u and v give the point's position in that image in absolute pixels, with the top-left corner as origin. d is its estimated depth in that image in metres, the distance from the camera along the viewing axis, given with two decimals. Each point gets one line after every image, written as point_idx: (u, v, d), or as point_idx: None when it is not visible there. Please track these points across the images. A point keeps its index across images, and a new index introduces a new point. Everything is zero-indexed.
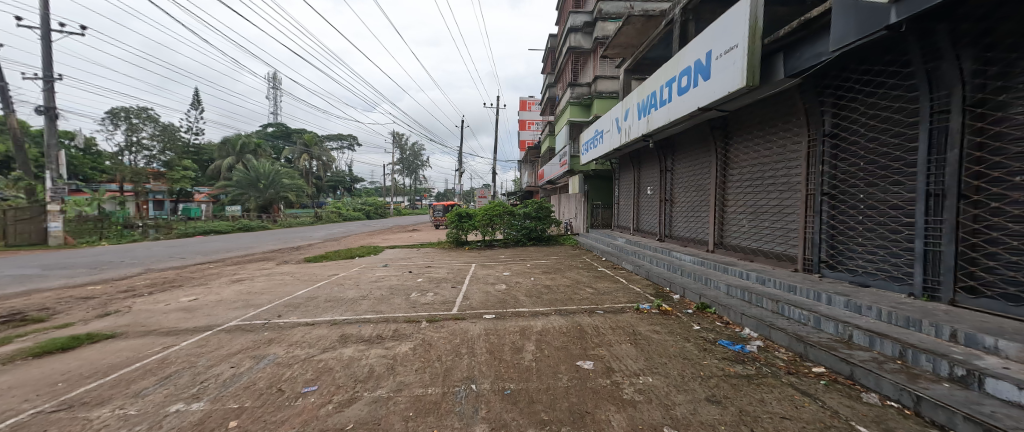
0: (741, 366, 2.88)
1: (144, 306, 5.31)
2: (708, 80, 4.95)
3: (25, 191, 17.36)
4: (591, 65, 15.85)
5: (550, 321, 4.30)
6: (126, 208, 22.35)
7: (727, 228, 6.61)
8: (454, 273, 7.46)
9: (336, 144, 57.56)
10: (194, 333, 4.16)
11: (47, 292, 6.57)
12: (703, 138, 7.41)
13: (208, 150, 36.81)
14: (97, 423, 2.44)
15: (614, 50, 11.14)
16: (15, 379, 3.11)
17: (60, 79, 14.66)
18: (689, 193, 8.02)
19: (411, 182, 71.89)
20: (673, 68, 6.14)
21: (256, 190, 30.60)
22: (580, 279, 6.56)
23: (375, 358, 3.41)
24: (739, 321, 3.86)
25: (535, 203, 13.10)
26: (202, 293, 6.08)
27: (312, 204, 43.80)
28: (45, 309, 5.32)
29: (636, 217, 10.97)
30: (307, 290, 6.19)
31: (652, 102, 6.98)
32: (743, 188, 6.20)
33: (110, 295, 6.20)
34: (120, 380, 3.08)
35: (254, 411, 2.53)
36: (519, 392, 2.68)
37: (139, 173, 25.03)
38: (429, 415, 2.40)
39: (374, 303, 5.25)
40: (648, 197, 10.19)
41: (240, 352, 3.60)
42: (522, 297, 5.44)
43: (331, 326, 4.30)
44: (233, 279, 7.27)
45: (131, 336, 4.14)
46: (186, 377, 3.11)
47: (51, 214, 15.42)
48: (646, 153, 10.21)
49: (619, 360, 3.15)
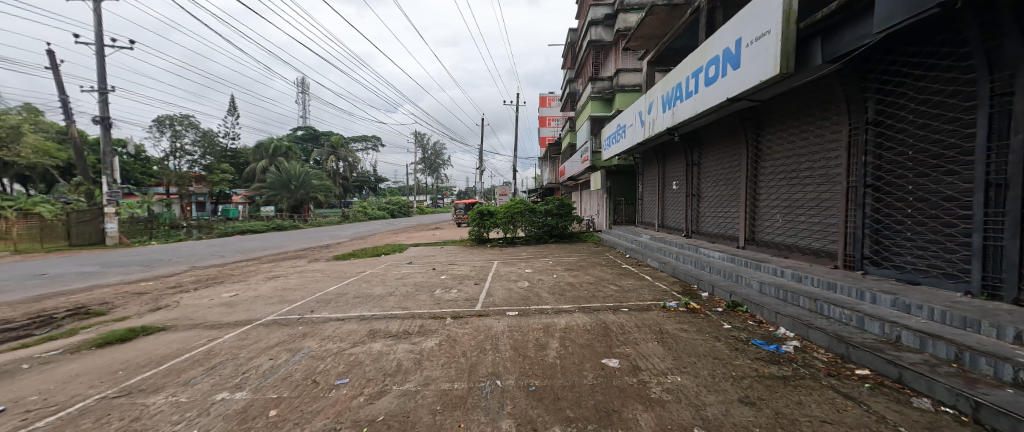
0: (777, 367, 2.75)
1: (190, 301, 5.69)
2: (738, 68, 4.74)
3: (86, 195, 18.96)
4: (613, 58, 15.55)
5: (574, 318, 4.27)
6: (173, 209, 24.03)
7: (759, 223, 6.36)
8: (476, 270, 7.51)
9: (362, 145, 59.03)
10: (235, 327, 4.41)
11: (105, 287, 7.15)
12: (732, 130, 7.12)
13: (244, 154, 38.91)
14: (152, 409, 2.63)
15: (635, 43, 10.85)
16: (82, 367, 3.42)
17: (112, 91, 15.81)
18: (718, 187, 7.74)
19: (433, 181, 73.46)
20: (699, 57, 5.91)
21: (288, 191, 31.94)
22: (603, 276, 6.48)
23: (403, 353, 3.50)
24: (773, 319, 3.69)
25: (556, 199, 12.99)
26: (241, 289, 6.46)
27: (340, 204, 45.36)
28: (105, 303, 5.81)
29: (660, 213, 10.72)
30: (337, 286, 6.43)
31: (677, 94, 6.77)
32: (776, 181, 5.92)
33: (159, 290, 6.67)
34: (171, 369, 3.31)
35: (292, 401, 2.66)
36: (545, 388, 2.69)
37: (183, 177, 26.66)
38: (456, 409, 2.45)
39: (400, 299, 5.38)
40: (673, 193, 9.89)
41: (277, 346, 3.78)
42: (545, 294, 5.42)
43: (360, 321, 4.46)
44: (269, 276, 7.67)
45: (180, 328, 4.45)
46: (230, 368, 3.31)
47: (108, 216, 16.70)
48: (670, 146, 9.92)
49: (646, 359, 3.09)
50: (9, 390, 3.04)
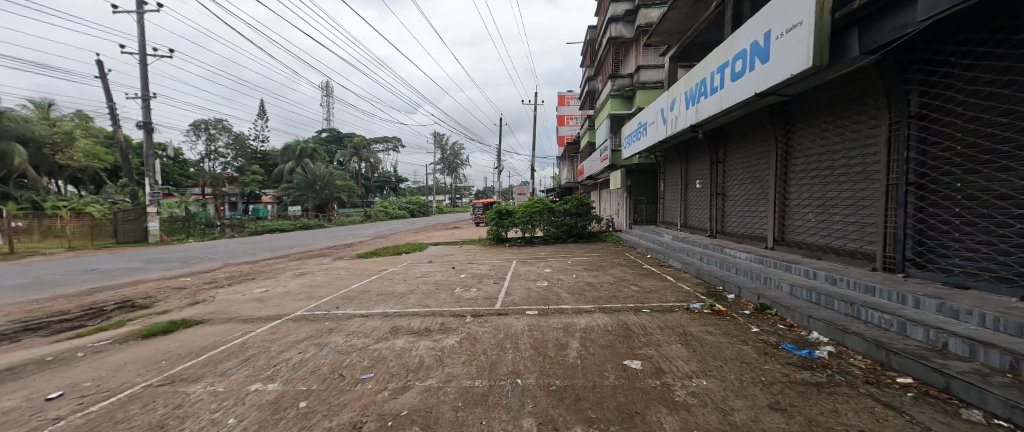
0: (809, 373, 2.64)
1: (225, 296, 5.99)
2: (767, 62, 4.56)
3: (131, 195, 20.26)
4: (633, 55, 15.27)
5: (594, 318, 4.23)
6: (207, 209, 25.32)
7: (789, 222, 6.11)
8: (495, 269, 7.56)
9: (383, 146, 60.34)
10: (267, 321, 4.61)
11: (149, 282, 7.62)
12: (760, 126, 6.87)
13: (272, 156, 40.56)
14: (193, 398, 2.79)
15: (657, 38, 10.60)
16: (130, 356, 3.66)
17: (154, 97, 16.79)
18: (744, 186, 7.49)
19: (452, 181, 74.34)
20: (725, 51, 5.73)
21: (314, 191, 33.04)
22: (624, 277, 6.38)
23: (425, 350, 3.57)
24: (806, 323, 3.54)
25: (574, 199, 12.89)
26: (271, 285, 6.74)
27: (362, 204, 46.54)
28: (149, 297, 6.19)
29: (683, 212, 10.47)
30: (360, 284, 6.62)
31: (702, 90, 6.59)
32: (808, 179, 5.67)
33: (197, 286, 7.05)
34: (209, 360, 3.50)
35: (320, 394, 2.76)
36: (566, 388, 2.68)
37: (217, 179, 28.02)
38: (477, 406, 2.48)
39: (421, 297, 5.47)
40: (697, 191, 9.64)
41: (306, 340, 3.93)
42: (565, 293, 5.39)
43: (383, 318, 4.57)
44: (297, 273, 7.96)
45: (217, 322, 4.69)
46: (262, 360, 3.47)
47: (151, 215, 17.76)
48: (694, 143, 9.66)
49: (669, 361, 3.03)
50: (67, 376, 3.30)
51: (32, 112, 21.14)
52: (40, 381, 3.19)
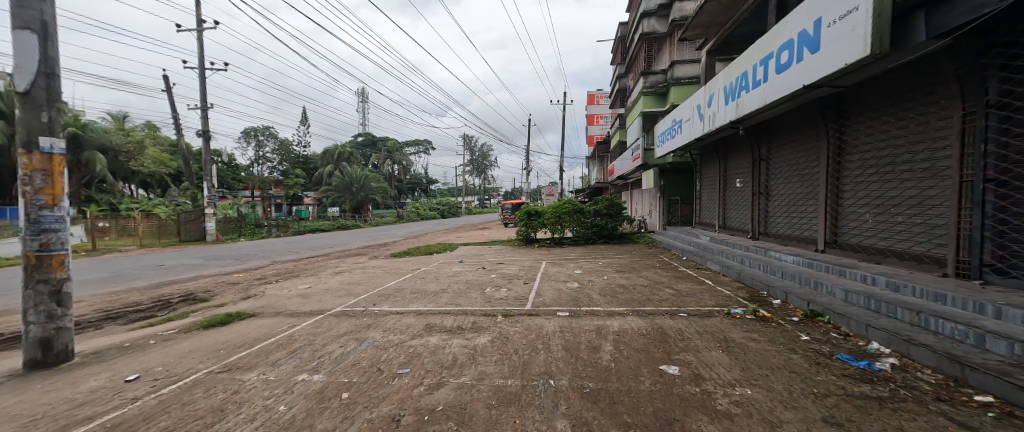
0: (869, 386, 2.43)
1: (273, 291, 6.42)
2: (817, 52, 4.28)
3: (192, 198, 22.16)
4: (669, 50, 14.96)
5: (628, 321, 4.14)
6: (256, 210, 27.20)
7: (842, 223, 5.68)
8: (525, 270, 7.57)
9: (414, 149, 62.20)
10: (311, 316, 4.89)
11: (207, 277, 8.32)
12: (810, 121, 6.43)
13: (313, 160, 42.95)
14: (248, 385, 3.01)
15: (693, 32, 10.19)
16: (193, 345, 4.01)
17: (211, 108, 18.27)
18: (790, 185, 7.05)
19: (481, 182, 75.29)
20: (770, 42, 5.41)
21: (350, 193, 34.58)
22: (658, 279, 6.19)
23: (458, 348, 3.64)
24: (864, 333, 3.27)
25: (605, 199, 12.69)
26: (313, 282, 7.14)
27: (395, 205, 48.15)
28: (207, 291, 6.77)
29: (721, 213, 10.02)
30: (395, 282, 6.85)
31: (743, 84, 6.26)
32: (864, 177, 5.25)
33: (248, 281, 7.61)
34: (261, 351, 3.77)
35: (361, 386, 2.89)
36: (600, 391, 2.64)
37: (264, 182, 30.03)
38: (511, 405, 2.49)
39: (453, 296, 5.59)
40: (737, 191, 9.18)
41: (346, 335, 4.13)
42: (596, 295, 5.32)
43: (418, 316, 4.70)
44: (336, 271, 8.38)
45: (266, 315, 5.03)
46: (308, 352, 3.68)
47: (208, 216, 19.18)
48: (734, 140, 9.23)
49: (709, 368, 2.90)
50: (142, 360, 3.67)
51: (110, 124, 23.65)
52: (120, 365, 3.57)
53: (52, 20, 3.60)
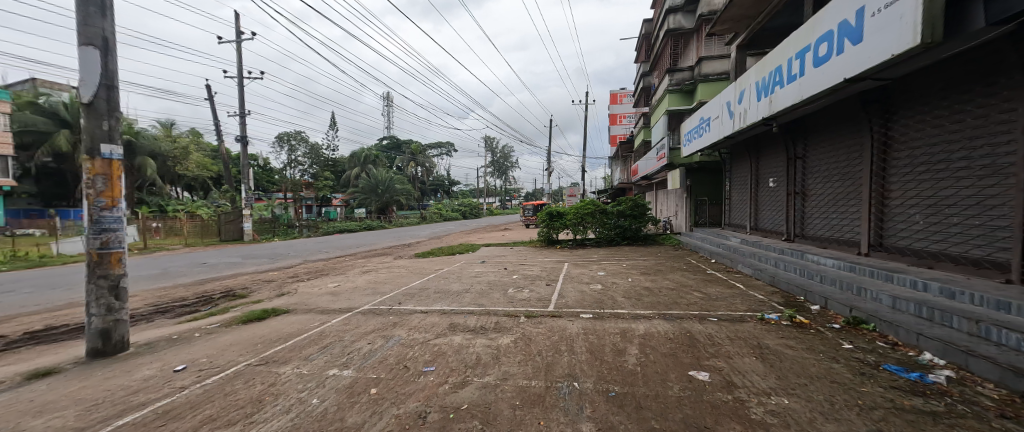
0: (922, 400, 2.26)
1: (305, 289, 6.71)
2: (860, 43, 4.04)
3: (231, 199, 23.47)
4: (695, 46, 14.50)
5: (654, 324, 4.05)
6: (288, 211, 28.47)
7: (888, 225, 5.32)
8: (547, 271, 7.55)
9: (437, 151, 63.38)
10: (340, 313, 5.07)
11: (245, 275, 8.80)
12: (852, 116, 6.07)
13: (341, 163, 44.57)
14: (283, 377, 3.17)
15: (722, 27, 9.85)
16: (233, 338, 4.25)
17: (248, 114, 19.30)
18: (829, 184, 6.68)
19: (502, 183, 75.65)
20: (807, 35, 5.15)
21: (376, 194, 35.56)
22: (685, 283, 6.01)
23: (482, 348, 3.67)
24: (915, 342, 3.05)
25: (629, 200, 12.48)
26: (342, 280, 7.40)
27: (418, 206, 49.12)
28: (245, 287, 7.16)
29: (753, 213, 9.61)
30: (419, 281, 7.00)
31: (777, 79, 5.99)
32: (913, 174, 4.89)
33: (282, 279, 8.00)
34: (295, 345, 3.95)
35: (388, 382, 2.98)
36: (626, 395, 2.59)
37: (296, 184, 31.39)
38: (535, 406, 2.49)
39: (476, 296, 5.65)
40: (771, 191, 8.77)
41: (374, 332, 4.26)
42: (620, 298, 5.22)
43: (441, 315, 4.79)
44: (363, 270, 8.66)
45: (299, 312, 5.27)
46: (339, 348, 3.83)
47: (245, 217, 20.30)
48: (767, 138, 8.83)
49: (743, 376, 2.78)
50: (188, 352, 3.93)
51: (159, 131, 25.49)
52: (169, 355, 3.84)
53: (111, 36, 3.92)
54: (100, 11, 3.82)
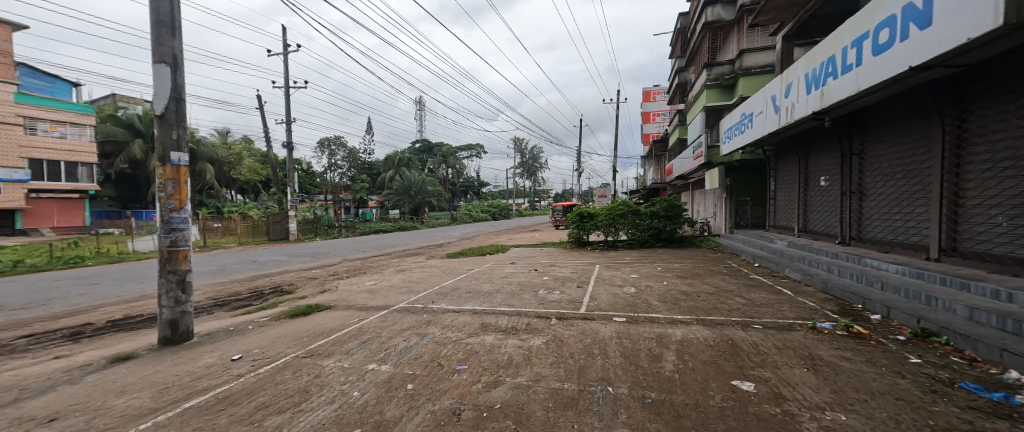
0: (1007, 424, 2.01)
1: (344, 286, 7.05)
2: (928, 28, 3.66)
3: (278, 201, 25.12)
4: (737, 38, 13.81)
5: (692, 330, 3.89)
6: (328, 212, 30.05)
7: (963, 227, 4.79)
8: (578, 273, 7.47)
9: (467, 153, 64.55)
10: (377, 310, 5.29)
11: (291, 272, 9.41)
12: (919, 107, 5.51)
13: (376, 166, 46.47)
14: (326, 370, 3.35)
15: (768, 16, 9.34)
16: (281, 331, 4.56)
17: (294, 122, 20.59)
18: (890, 182, 6.12)
19: (531, 184, 75.59)
20: (864, 21, 4.75)
21: (409, 196, 36.69)
22: (725, 287, 5.72)
23: (513, 348, 3.70)
24: (997, 359, 2.72)
25: (663, 200, 12.07)
26: (379, 279, 7.72)
27: (449, 207, 50.15)
28: (291, 284, 7.65)
29: (802, 215, 8.98)
30: (451, 281, 7.16)
31: (829, 71, 5.57)
32: (992, 171, 4.38)
33: (324, 277, 8.46)
34: (336, 340, 4.16)
35: (423, 379, 3.07)
36: (663, 402, 2.51)
37: (335, 187, 33.05)
38: (569, 409, 2.47)
39: (507, 297, 5.69)
40: (822, 190, 8.16)
41: (409, 330, 4.40)
42: (655, 301, 5.07)
43: (473, 315, 4.86)
44: (398, 269, 8.98)
45: (339, 308, 5.55)
46: (377, 343, 4.00)
47: (291, 217, 21.65)
48: (819, 133, 8.22)
49: (792, 388, 2.61)
50: (243, 342, 4.25)
51: (216, 139, 27.83)
52: (226, 345, 4.18)
53: (180, 53, 4.33)
54: (171, 31, 4.23)
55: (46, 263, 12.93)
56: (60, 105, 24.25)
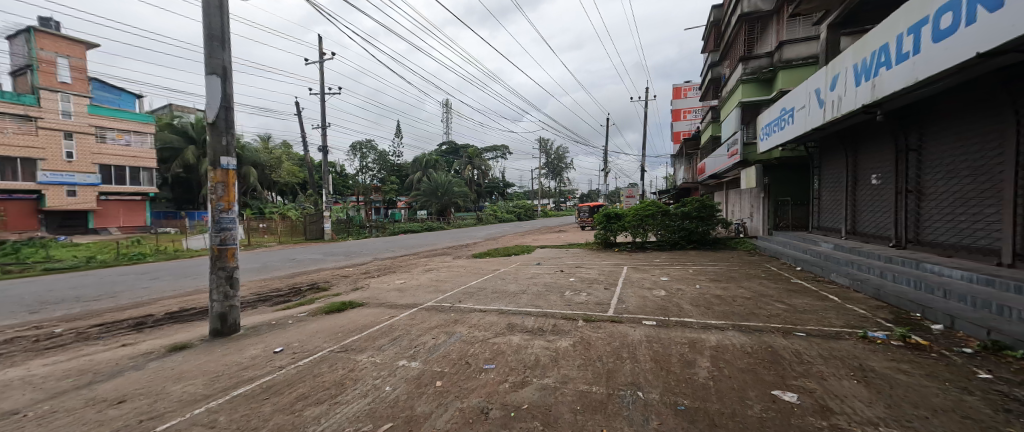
0: None
1: (375, 285, 7.31)
2: (998, 10, 3.32)
3: (313, 202, 26.41)
4: (777, 29, 13.11)
5: (728, 336, 3.73)
6: (360, 212, 31.21)
7: None
8: (605, 274, 7.35)
9: (493, 155, 65.13)
10: (406, 308, 5.44)
11: (326, 270, 9.87)
12: (988, 97, 5.00)
13: (404, 168, 47.82)
14: (360, 365, 3.49)
15: (811, 4, 8.83)
16: (318, 326, 4.79)
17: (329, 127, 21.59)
18: (953, 180, 5.59)
19: (556, 184, 75.03)
20: (922, 6, 4.37)
21: (436, 196, 37.46)
22: (763, 292, 5.43)
23: (540, 349, 3.69)
24: None
25: (695, 200, 11.62)
26: (408, 278, 7.94)
27: (474, 208, 50.73)
28: (326, 282, 8.02)
29: (851, 215, 8.36)
30: (477, 281, 7.24)
31: (881, 60, 5.17)
32: None
33: (356, 275, 8.81)
34: (369, 336, 4.33)
35: (452, 377, 3.13)
36: (697, 410, 2.42)
37: (366, 188, 34.32)
38: (597, 412, 2.44)
39: (533, 297, 5.69)
40: (874, 188, 7.57)
41: (437, 328, 4.49)
42: (687, 305, 4.89)
43: (500, 315, 4.90)
44: (426, 268, 9.19)
45: (371, 305, 5.76)
46: (407, 341, 4.11)
47: (326, 218, 22.72)
48: (869, 128, 7.65)
49: (840, 401, 2.44)
50: (284, 336, 4.51)
51: (258, 144, 29.70)
52: (268, 338, 4.44)
53: (229, 65, 4.65)
54: (222, 45, 4.55)
55: (114, 259, 14.31)
56: (125, 115, 26.72)
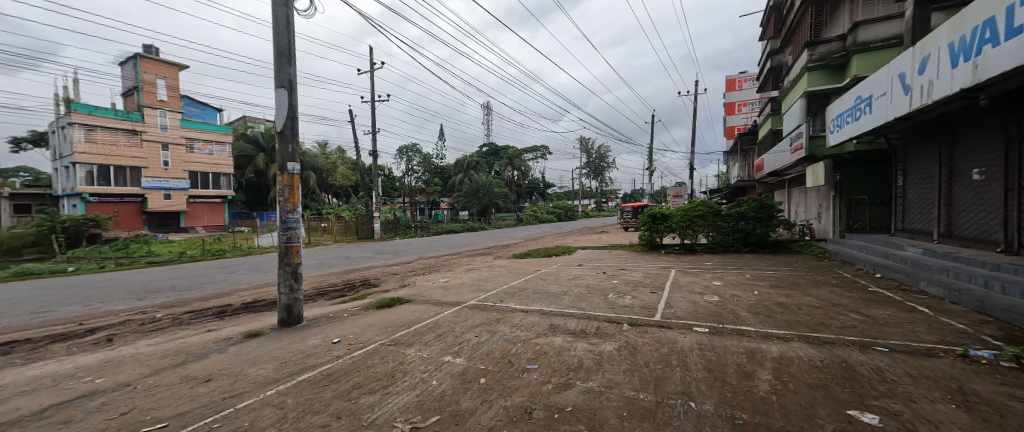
0: None
1: (421, 282, 7.62)
2: None
3: (364, 203, 28.20)
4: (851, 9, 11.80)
5: (792, 347, 3.42)
6: (405, 213, 32.76)
7: None
8: (650, 277, 7.05)
9: (532, 156, 65.22)
10: (450, 306, 5.62)
11: (375, 268, 10.47)
12: None
13: (447, 170, 49.41)
14: (408, 358, 3.67)
15: None
16: (370, 320, 5.10)
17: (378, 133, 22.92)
18: None
19: (597, 184, 73.26)
20: None
21: (477, 197, 38.23)
22: (834, 300, 4.90)
23: (583, 352, 3.63)
24: None
25: (752, 200, 10.76)
26: (451, 276, 8.19)
27: (514, 209, 51.12)
28: (376, 279, 8.50)
29: (945, 216, 7.29)
30: (518, 281, 7.28)
31: (985, 37, 4.46)
32: None
33: (403, 273, 9.25)
34: (415, 331, 4.53)
35: (495, 375, 3.18)
36: (757, 426, 2.24)
37: (412, 190, 35.93)
38: (645, 420, 2.36)
39: (575, 299, 5.62)
40: (975, 185, 6.54)
41: (480, 326, 4.59)
42: (744, 312, 4.55)
43: (542, 315, 4.90)
44: (468, 268, 9.42)
45: (418, 302, 6.02)
46: (452, 337, 4.25)
47: (375, 218, 24.15)
48: (971, 115, 6.63)
49: (934, 426, 2.13)
50: (340, 328, 4.86)
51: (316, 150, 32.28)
52: (326, 330, 4.81)
53: (295, 79, 5.13)
54: (289, 61, 5.02)
55: (200, 254, 16.32)
56: (209, 128, 30.32)
